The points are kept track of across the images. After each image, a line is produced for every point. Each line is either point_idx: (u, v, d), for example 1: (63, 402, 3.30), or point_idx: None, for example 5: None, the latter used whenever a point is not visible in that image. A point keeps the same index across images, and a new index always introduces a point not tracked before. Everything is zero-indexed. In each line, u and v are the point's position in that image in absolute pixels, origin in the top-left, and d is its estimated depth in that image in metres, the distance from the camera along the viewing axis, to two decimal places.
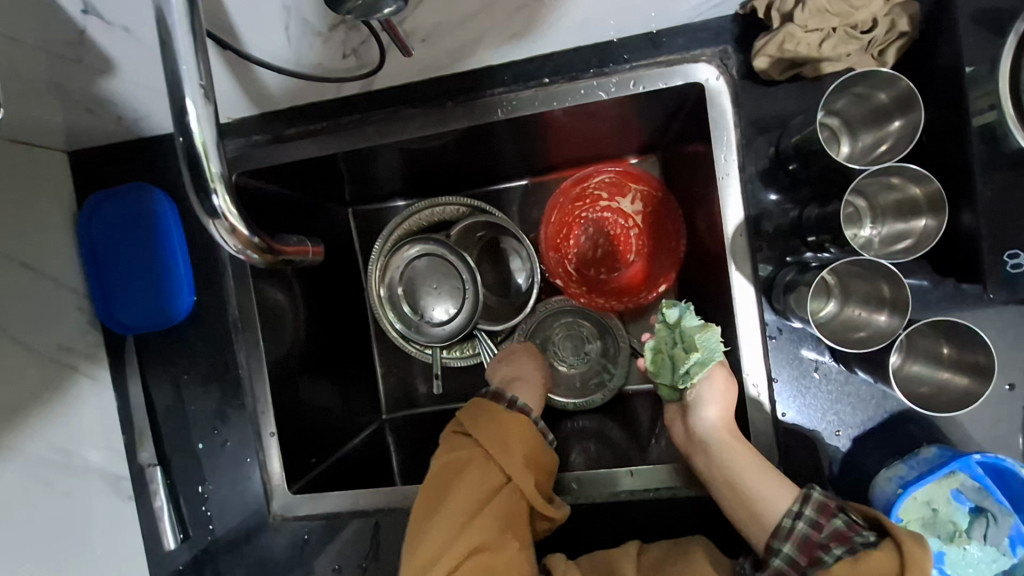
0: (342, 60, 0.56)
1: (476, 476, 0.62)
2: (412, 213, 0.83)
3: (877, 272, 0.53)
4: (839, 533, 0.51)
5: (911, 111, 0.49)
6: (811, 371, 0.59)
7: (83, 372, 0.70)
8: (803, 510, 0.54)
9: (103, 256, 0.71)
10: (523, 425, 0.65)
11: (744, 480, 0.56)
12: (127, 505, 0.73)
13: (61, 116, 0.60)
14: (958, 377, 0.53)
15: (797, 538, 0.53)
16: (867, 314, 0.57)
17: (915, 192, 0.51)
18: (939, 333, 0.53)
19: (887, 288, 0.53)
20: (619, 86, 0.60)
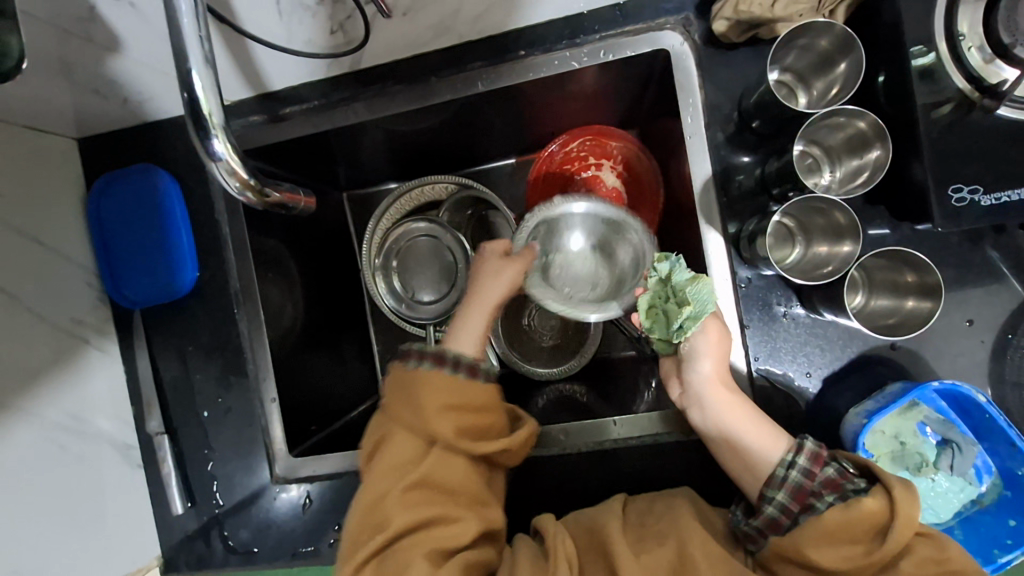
0: (330, 36, 0.60)
1: (401, 445, 0.61)
2: (403, 192, 0.87)
3: (828, 207, 0.57)
4: (830, 482, 0.53)
5: (853, 49, 0.54)
6: (781, 315, 0.62)
7: (93, 344, 0.74)
8: (796, 459, 0.56)
9: (111, 236, 0.75)
10: (441, 378, 0.61)
11: (738, 429, 0.58)
12: (136, 473, 0.76)
13: (70, 98, 0.64)
14: (922, 303, 0.56)
15: (790, 487, 0.55)
16: (830, 249, 0.60)
17: (861, 127, 0.55)
18: (896, 262, 0.56)
19: (842, 217, 0.57)
20: (591, 55, 0.64)
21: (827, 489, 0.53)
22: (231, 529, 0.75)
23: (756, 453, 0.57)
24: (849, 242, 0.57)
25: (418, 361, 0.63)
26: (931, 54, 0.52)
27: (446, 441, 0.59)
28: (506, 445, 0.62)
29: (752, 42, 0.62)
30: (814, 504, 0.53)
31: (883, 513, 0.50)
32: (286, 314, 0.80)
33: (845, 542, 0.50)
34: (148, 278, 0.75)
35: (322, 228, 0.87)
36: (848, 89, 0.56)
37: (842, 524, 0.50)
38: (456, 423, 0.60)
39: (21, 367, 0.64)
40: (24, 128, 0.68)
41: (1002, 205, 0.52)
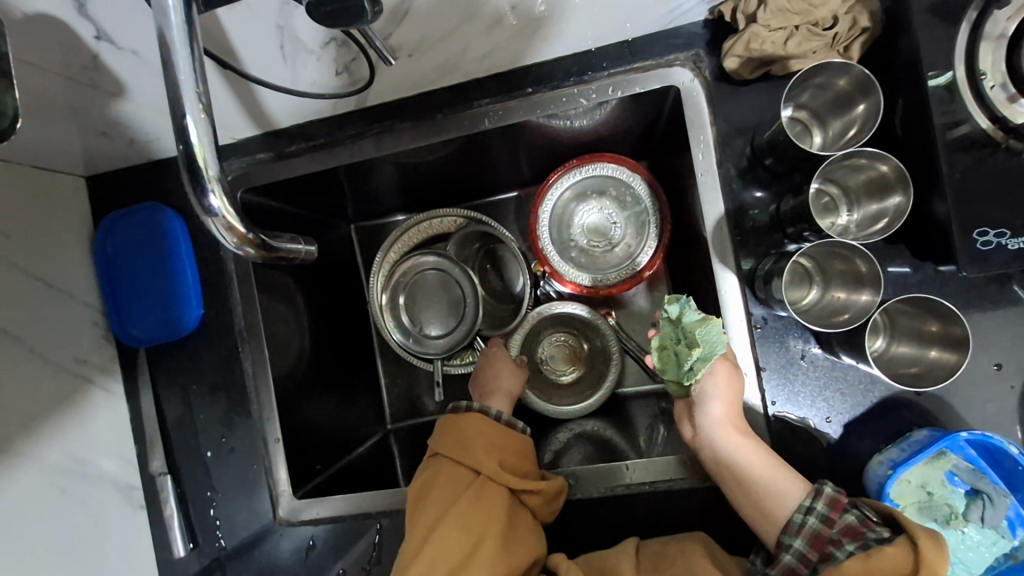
0: (336, 77, 0.59)
1: (446, 481, 0.64)
2: (410, 225, 0.86)
3: (840, 249, 0.55)
4: (850, 528, 0.50)
5: (872, 94, 0.53)
6: (800, 358, 0.60)
7: (97, 383, 0.73)
8: (814, 505, 0.52)
9: (118, 274, 0.75)
10: (486, 422, 0.67)
11: (752, 467, 0.55)
12: (138, 514, 0.75)
13: (77, 140, 0.64)
14: (946, 354, 0.54)
15: (808, 534, 0.52)
16: (847, 297, 0.58)
17: (881, 169, 0.53)
18: (920, 309, 0.54)
19: (863, 264, 0.55)
20: (599, 92, 0.63)
21: (847, 537, 0.49)
22: (233, 574, 0.74)
23: (779, 493, 0.54)
24: (868, 292, 0.55)
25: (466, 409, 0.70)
26: (949, 76, 0.50)
27: (489, 475, 0.64)
28: (546, 487, 0.63)
29: (764, 78, 0.61)
30: (833, 552, 0.49)
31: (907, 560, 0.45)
32: (291, 351, 0.78)
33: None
34: (154, 316, 0.74)
35: (328, 263, 0.87)
36: (869, 127, 0.54)
37: (862, 573, 0.46)
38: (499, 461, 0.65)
39: (21, 407, 0.63)
40: (31, 168, 0.68)
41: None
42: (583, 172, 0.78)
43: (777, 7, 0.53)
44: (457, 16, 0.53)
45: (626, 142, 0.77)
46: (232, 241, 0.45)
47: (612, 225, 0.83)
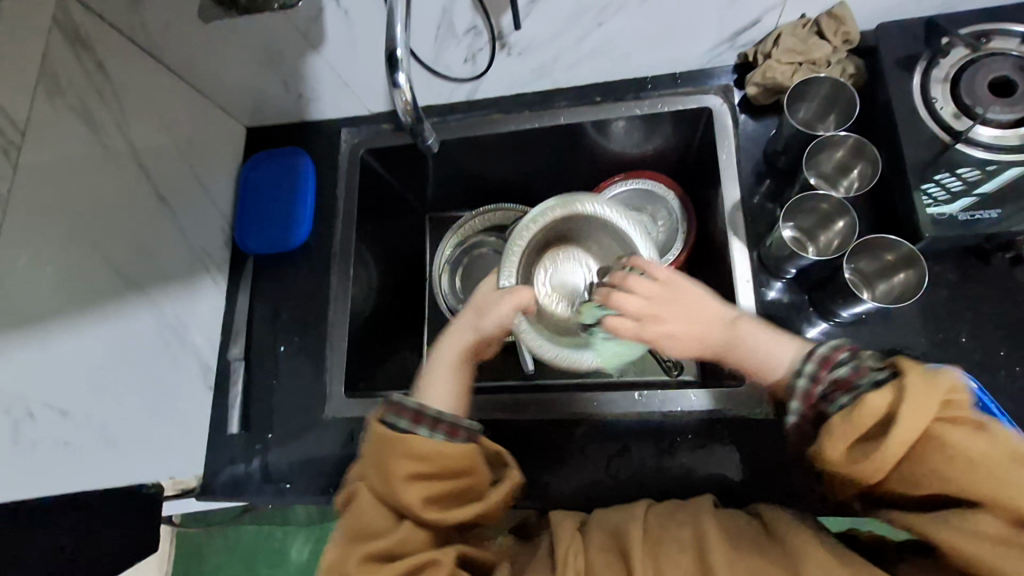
0: (463, 64, 0.82)
1: (368, 510, 0.62)
2: (479, 212, 1.03)
3: (817, 206, 0.73)
4: (840, 381, 0.56)
5: (846, 92, 0.72)
6: (804, 327, 0.73)
7: (211, 274, 0.89)
8: (806, 366, 0.60)
9: (249, 196, 0.94)
10: (401, 446, 0.61)
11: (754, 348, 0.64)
12: (207, 392, 0.86)
13: (265, 84, 0.88)
14: (910, 273, 0.68)
15: (801, 394, 0.59)
16: (834, 233, 0.74)
17: (845, 149, 0.72)
18: (876, 249, 0.69)
19: (832, 206, 0.72)
20: (650, 106, 0.84)
21: (838, 390, 0.56)
22: (271, 459, 0.83)
23: (765, 350, 0.63)
24: (840, 220, 0.73)
25: (395, 417, 0.63)
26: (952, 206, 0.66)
27: (413, 511, 0.60)
28: (465, 513, 0.62)
29: (775, 109, 0.81)
30: (822, 407, 0.56)
31: (889, 402, 0.51)
32: (365, 285, 0.93)
33: (852, 441, 0.53)
34: (269, 231, 0.92)
35: (407, 230, 1.05)
36: (844, 126, 0.74)
37: (853, 422, 0.52)
38: (420, 488, 0.61)
39: (160, 264, 0.80)
40: (214, 105, 0.92)
41: (962, 221, 0.66)
42: (628, 184, 0.96)
43: (787, 48, 0.73)
44: (560, 26, 0.75)
45: (666, 163, 0.96)
46: (405, 121, 0.68)
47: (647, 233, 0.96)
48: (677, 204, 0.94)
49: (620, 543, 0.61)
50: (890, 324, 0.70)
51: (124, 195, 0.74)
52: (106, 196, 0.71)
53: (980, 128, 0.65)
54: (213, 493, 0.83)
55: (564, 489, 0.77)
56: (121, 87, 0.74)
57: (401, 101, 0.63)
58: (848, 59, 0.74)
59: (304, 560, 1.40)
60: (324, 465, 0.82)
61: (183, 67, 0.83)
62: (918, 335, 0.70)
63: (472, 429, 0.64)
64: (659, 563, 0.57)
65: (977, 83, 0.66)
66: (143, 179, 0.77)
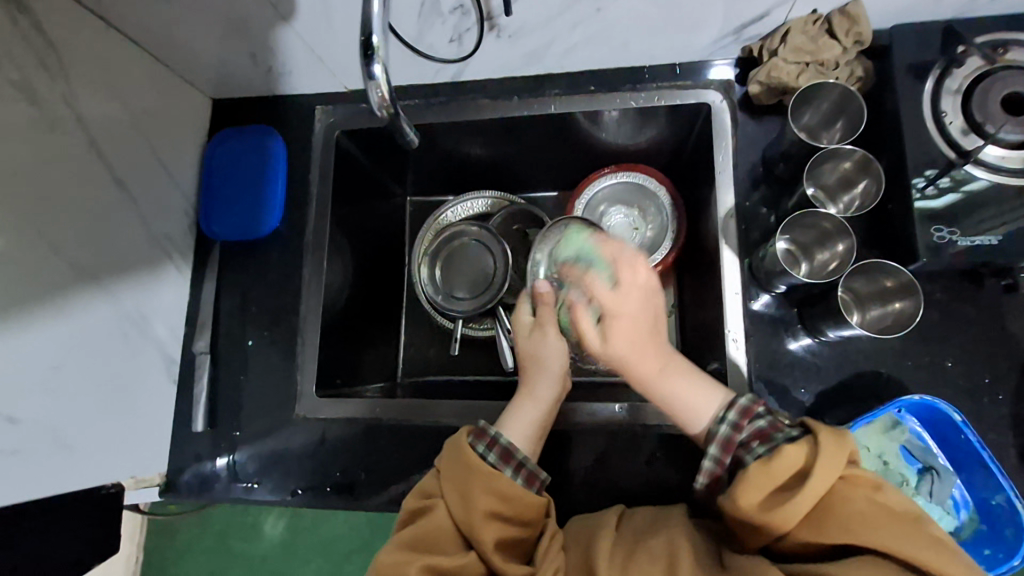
0: (448, 43, 0.75)
1: (436, 537, 0.60)
2: (462, 198, 1.00)
3: (818, 222, 0.70)
4: (758, 433, 0.56)
5: (856, 104, 0.68)
6: (792, 344, 0.71)
7: (175, 262, 0.83)
8: (727, 415, 0.59)
9: (215, 176, 0.87)
10: (490, 478, 0.61)
11: (667, 383, 0.63)
12: (170, 386, 0.82)
13: (230, 58, 0.80)
14: (904, 301, 0.66)
15: (719, 439, 0.57)
16: (829, 251, 0.72)
17: (851, 162, 0.69)
18: (874, 273, 0.67)
19: (830, 225, 0.69)
20: (647, 99, 0.79)
21: (755, 440, 0.55)
22: (240, 459, 0.79)
23: (693, 400, 0.62)
24: (840, 241, 0.70)
25: (488, 445, 0.63)
26: (951, 234, 0.63)
27: (484, 549, 0.58)
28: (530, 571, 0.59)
29: (778, 109, 0.77)
30: (741, 454, 0.55)
31: (802, 456, 0.51)
32: (339, 276, 0.89)
33: (766, 492, 0.51)
34: (235, 217, 0.85)
35: (385, 216, 1.00)
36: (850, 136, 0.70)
37: (763, 474, 0.51)
38: (495, 526, 0.59)
39: (117, 251, 0.74)
40: (174, 76, 0.84)
41: (959, 248, 0.63)
42: (619, 178, 0.93)
43: (795, 46, 0.69)
44: (555, 9, 0.69)
45: (660, 155, 0.92)
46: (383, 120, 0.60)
47: (635, 228, 0.94)
48: (667, 201, 0.91)
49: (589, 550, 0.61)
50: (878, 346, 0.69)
51: (72, 178, 0.67)
52: (52, 179, 0.64)
53: (988, 147, 0.62)
54: (178, 490, 0.79)
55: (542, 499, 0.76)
56: (66, 57, 0.66)
57: (378, 96, 0.56)
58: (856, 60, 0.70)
59: (278, 536, 1.40)
60: (293, 468, 0.78)
61: (137, 32, 0.75)
62: (906, 355, 0.68)
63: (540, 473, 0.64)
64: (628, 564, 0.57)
65: (990, 98, 0.63)
66: (93, 160, 0.70)
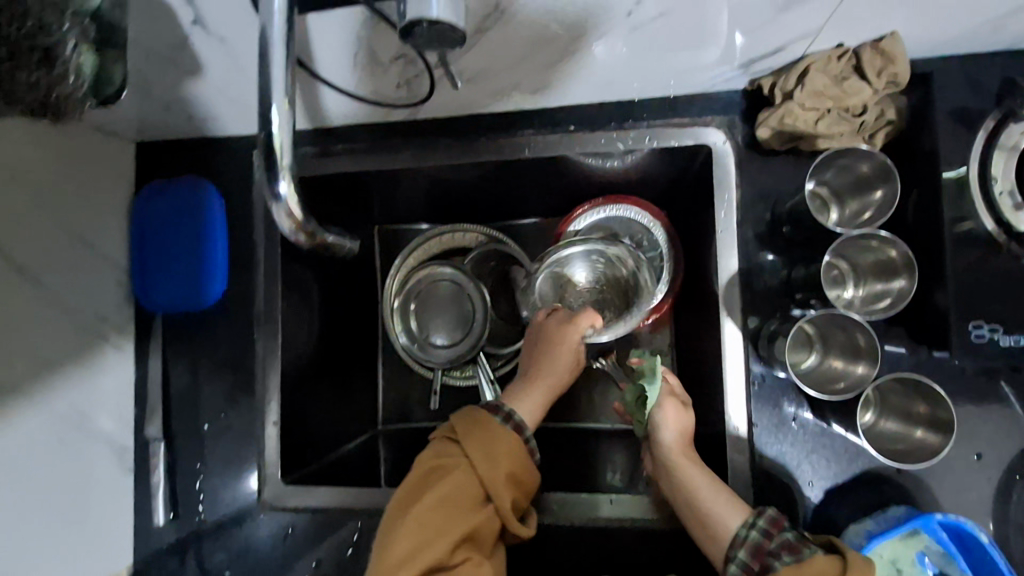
0: (396, 89, 0.62)
1: (455, 483, 0.62)
2: (433, 234, 0.90)
3: (846, 325, 0.58)
4: (788, 543, 0.55)
5: (891, 181, 0.56)
6: (799, 432, 0.63)
7: (111, 342, 0.75)
8: (757, 520, 0.58)
9: (148, 239, 0.77)
10: (518, 445, 0.66)
11: (697, 489, 0.61)
12: (126, 476, 0.76)
13: (144, 110, 0.68)
14: (930, 436, 0.56)
15: (750, 545, 0.57)
16: (845, 364, 0.61)
17: (889, 254, 0.56)
18: (906, 390, 0.56)
19: (863, 339, 0.57)
20: (637, 140, 0.66)
21: (785, 550, 0.55)
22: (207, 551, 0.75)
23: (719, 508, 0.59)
24: (862, 365, 0.58)
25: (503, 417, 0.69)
26: (991, 328, 0.54)
27: (501, 509, 0.62)
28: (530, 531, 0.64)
29: (791, 151, 0.65)
30: (770, 563, 0.54)
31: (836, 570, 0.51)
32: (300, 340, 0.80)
33: None
34: (174, 287, 0.76)
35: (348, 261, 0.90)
36: (886, 211, 0.57)
37: None
38: (513, 491, 0.63)
39: (40, 352, 0.65)
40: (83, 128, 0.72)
41: (1003, 344, 0.54)
42: (610, 212, 0.81)
43: (814, 89, 0.56)
44: None
45: (653, 186, 0.80)
46: (301, 245, 0.48)
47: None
48: (663, 239, 0.80)
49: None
50: None
51: None
52: None
53: None
54: None
55: None
56: None
57: (286, 217, 0.45)
58: (888, 98, 0.58)
59: None
60: (265, 559, 0.74)
61: None
62: None
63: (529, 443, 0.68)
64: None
65: None
66: None
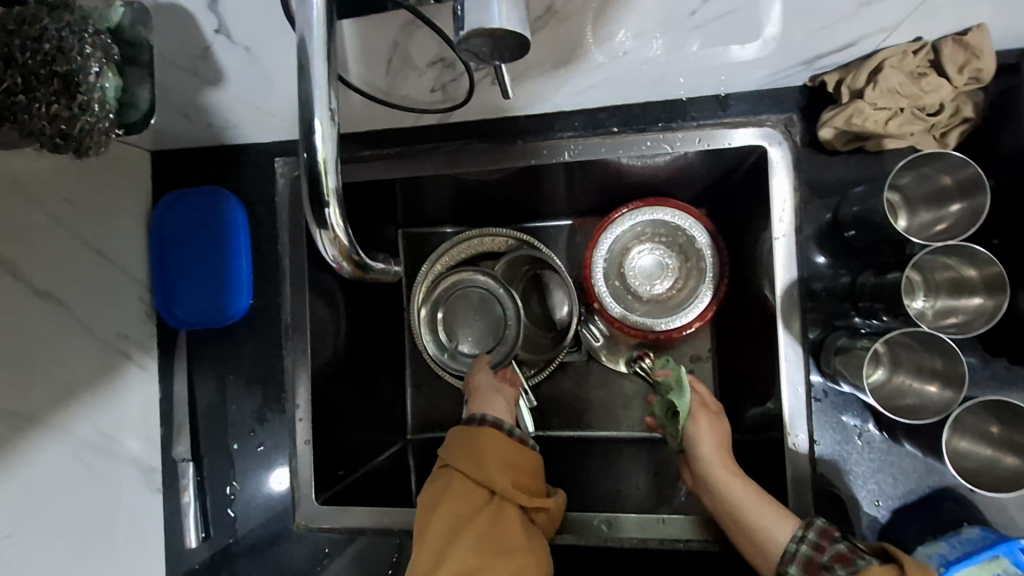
0: (429, 94, 0.58)
1: (456, 494, 0.61)
2: (461, 238, 0.85)
3: (933, 347, 0.53)
4: (841, 555, 0.51)
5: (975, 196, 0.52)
6: (863, 449, 0.60)
7: (133, 361, 0.72)
8: (805, 534, 0.54)
9: (169, 252, 0.74)
10: (499, 436, 0.66)
11: (734, 493, 0.59)
12: (154, 497, 0.74)
13: (160, 119, 0.64)
14: (1007, 457, 0.53)
15: (800, 560, 0.54)
16: (918, 384, 0.57)
17: (971, 273, 0.53)
18: (990, 413, 0.52)
19: (939, 363, 0.54)
20: (685, 141, 0.62)
21: (839, 563, 0.51)
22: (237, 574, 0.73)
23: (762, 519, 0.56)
24: (937, 386, 0.55)
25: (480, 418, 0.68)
26: None
27: (504, 492, 0.61)
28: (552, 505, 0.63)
29: (854, 150, 0.61)
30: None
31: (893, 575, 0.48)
32: None
33: None
34: (200, 301, 0.73)
35: None
36: (967, 224, 0.53)
37: None
38: (513, 477, 0.63)
39: (61, 376, 0.63)
40: None
41: None
42: (646, 214, 0.78)
43: (887, 86, 0.51)
44: None
45: (696, 186, 0.76)
46: (342, 270, 0.44)
47: (666, 274, 0.82)
48: (705, 242, 0.77)
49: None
50: None
51: None
52: None
53: None
54: None
55: None
56: None
57: (332, 241, 0.42)
58: (965, 93, 0.53)
59: None
60: None
61: None
62: None
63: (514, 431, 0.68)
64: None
65: None
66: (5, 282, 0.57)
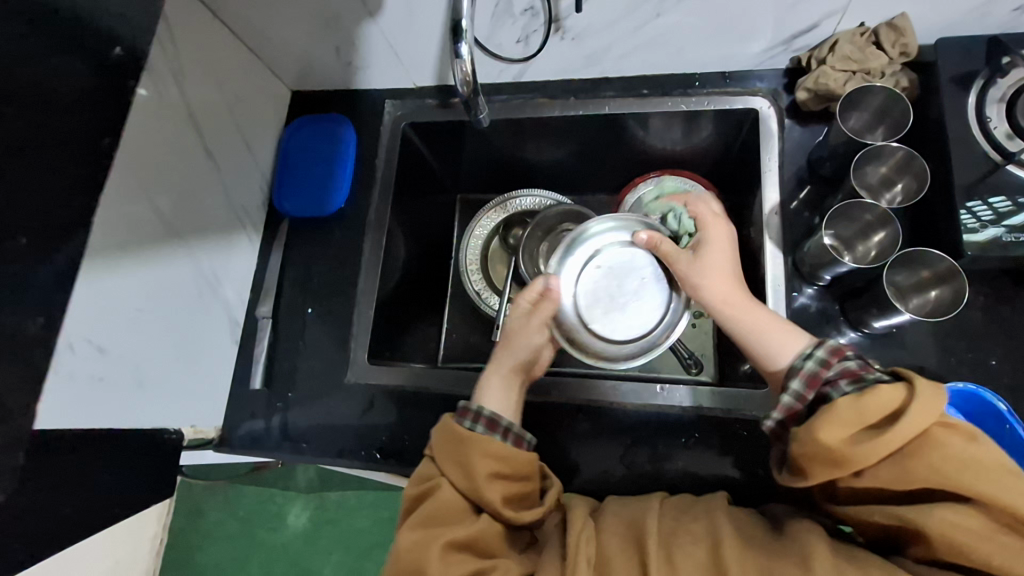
0: (515, 43, 0.82)
1: (440, 503, 0.64)
2: (509, 198, 1.02)
3: (870, 212, 0.72)
4: (848, 371, 0.55)
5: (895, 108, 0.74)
6: (835, 338, 0.73)
7: (246, 231, 0.90)
8: (815, 352, 0.59)
9: (290, 159, 0.95)
10: (486, 441, 0.66)
11: (741, 320, 0.65)
12: (232, 346, 0.88)
13: (316, 50, 0.89)
14: (945, 288, 0.69)
15: (805, 375, 0.58)
16: (870, 245, 0.75)
17: (893, 164, 0.73)
18: (919, 262, 0.69)
19: (874, 217, 0.72)
20: (697, 103, 0.84)
21: (844, 378, 0.55)
22: (290, 419, 0.84)
23: (774, 344, 0.62)
24: (881, 232, 0.73)
25: (474, 417, 0.68)
26: (987, 232, 0.66)
27: (493, 507, 0.63)
28: (534, 515, 0.65)
29: (822, 116, 0.81)
30: (826, 391, 0.55)
31: (898, 398, 0.51)
32: (394, 256, 0.94)
33: (856, 429, 0.51)
34: (305, 194, 0.92)
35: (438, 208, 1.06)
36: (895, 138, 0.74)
37: (854, 412, 0.51)
38: (499, 486, 0.64)
39: (201, 217, 0.81)
40: (262, 65, 0.93)
41: (1002, 243, 0.66)
42: (663, 182, 0.95)
43: (843, 55, 0.73)
44: (618, 13, 0.75)
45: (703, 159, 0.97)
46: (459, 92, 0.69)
47: None
48: None
49: (635, 536, 0.62)
50: (922, 340, 0.71)
51: (177, 145, 0.75)
52: (161, 141, 0.72)
53: None
54: (231, 444, 0.85)
55: (578, 474, 0.78)
56: (180, 37, 0.74)
57: (461, 72, 0.64)
58: (901, 71, 0.74)
59: (302, 525, 1.42)
60: (343, 428, 0.83)
61: (235, 22, 0.83)
62: (947, 353, 0.71)
63: (512, 427, 0.68)
64: (674, 555, 0.58)
65: None
66: (192, 130, 0.77)
